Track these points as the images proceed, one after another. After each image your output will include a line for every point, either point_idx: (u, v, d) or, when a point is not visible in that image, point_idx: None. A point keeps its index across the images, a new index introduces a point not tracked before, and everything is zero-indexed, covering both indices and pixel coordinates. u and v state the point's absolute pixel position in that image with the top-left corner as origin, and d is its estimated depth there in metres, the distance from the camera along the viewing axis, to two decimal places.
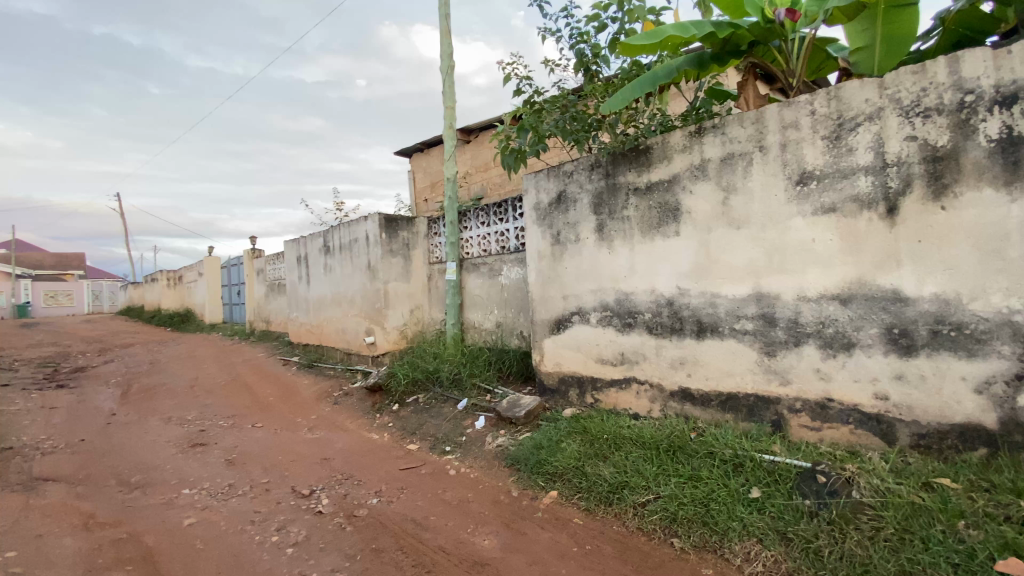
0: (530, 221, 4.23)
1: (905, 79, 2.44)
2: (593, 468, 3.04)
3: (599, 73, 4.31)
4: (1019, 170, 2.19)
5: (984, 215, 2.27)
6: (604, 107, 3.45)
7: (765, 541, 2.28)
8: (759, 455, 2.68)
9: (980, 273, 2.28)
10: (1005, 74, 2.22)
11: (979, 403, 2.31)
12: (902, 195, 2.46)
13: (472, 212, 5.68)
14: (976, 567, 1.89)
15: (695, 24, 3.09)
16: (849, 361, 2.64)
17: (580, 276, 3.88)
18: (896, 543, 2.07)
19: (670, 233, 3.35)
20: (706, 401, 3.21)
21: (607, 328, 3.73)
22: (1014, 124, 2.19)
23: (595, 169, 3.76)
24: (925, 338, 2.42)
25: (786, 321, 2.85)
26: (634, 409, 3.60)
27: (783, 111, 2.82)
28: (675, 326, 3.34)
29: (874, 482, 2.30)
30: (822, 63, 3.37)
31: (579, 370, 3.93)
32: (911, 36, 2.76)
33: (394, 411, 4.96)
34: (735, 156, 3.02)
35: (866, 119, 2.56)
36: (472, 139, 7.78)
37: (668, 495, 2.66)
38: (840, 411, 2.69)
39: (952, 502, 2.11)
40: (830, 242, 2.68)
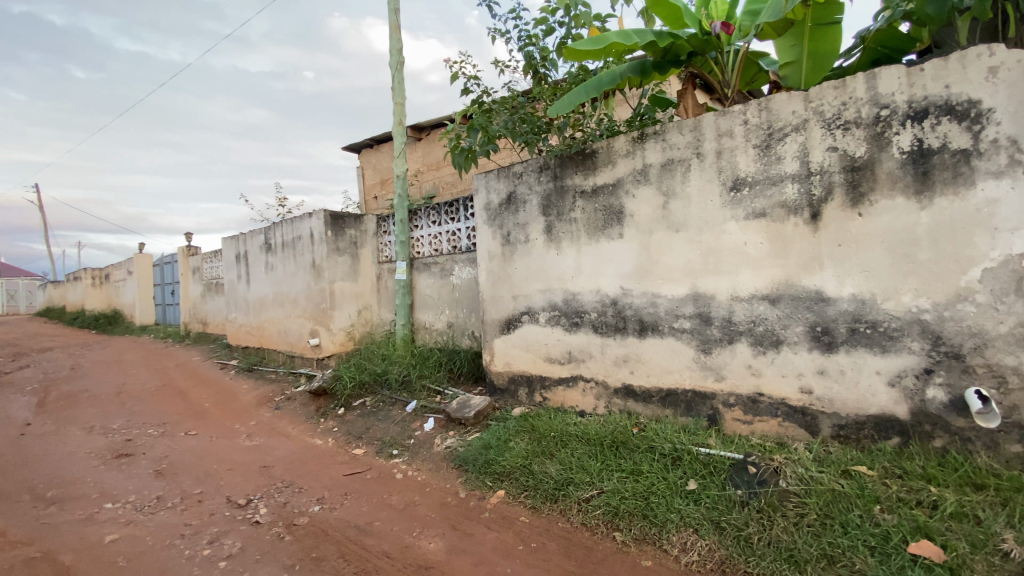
0: (480, 221, 4.23)
1: (828, 94, 2.61)
2: (540, 466, 3.07)
3: (548, 75, 4.35)
4: (926, 181, 2.38)
5: (896, 221, 2.46)
6: (552, 109, 3.53)
7: (700, 530, 2.38)
8: (696, 448, 2.79)
9: (892, 274, 2.47)
10: (916, 91, 2.39)
11: (891, 395, 2.50)
12: (824, 202, 2.63)
13: (422, 210, 5.61)
14: (889, 548, 2.04)
15: (637, 32, 3.21)
16: (777, 357, 2.81)
17: (529, 276, 3.92)
18: (818, 527, 2.21)
19: (614, 235, 3.43)
20: (648, 397, 3.32)
21: (555, 327, 3.78)
22: (924, 138, 2.38)
23: (544, 171, 3.80)
24: (844, 335, 2.61)
25: (720, 320, 2.99)
26: (581, 406, 3.67)
27: (719, 119, 2.96)
28: (620, 325, 3.43)
29: (799, 471, 2.45)
30: (756, 75, 3.55)
31: (528, 370, 3.96)
32: (834, 52, 2.97)
33: (340, 415, 4.82)
34: (675, 162, 3.13)
35: (793, 130, 2.72)
36: (423, 137, 7.68)
37: (611, 490, 2.73)
38: (769, 405, 2.85)
39: (868, 489, 2.28)
40: (760, 245, 2.84)
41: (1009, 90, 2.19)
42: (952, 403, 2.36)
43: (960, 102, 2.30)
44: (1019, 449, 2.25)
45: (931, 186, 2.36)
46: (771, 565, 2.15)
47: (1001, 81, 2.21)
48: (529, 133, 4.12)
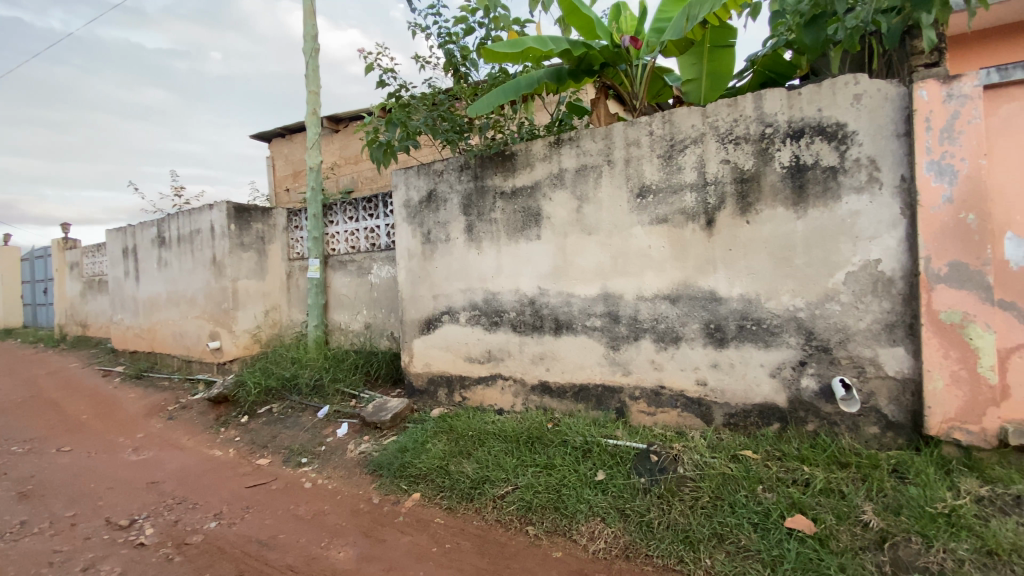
0: (400, 219, 4.14)
1: (722, 111, 2.85)
2: (457, 466, 3.07)
3: (468, 75, 4.30)
4: (801, 194, 2.66)
5: (777, 229, 2.73)
6: (472, 109, 3.53)
7: (607, 519, 2.50)
8: (604, 440, 2.93)
9: (773, 277, 2.74)
10: (795, 112, 2.66)
11: (773, 384, 2.77)
12: (718, 209, 2.87)
13: (338, 205, 5.39)
14: (769, 524, 2.26)
15: (553, 39, 3.30)
16: (677, 352, 3.02)
17: (449, 275, 3.89)
18: (711, 509, 2.40)
19: (532, 236, 3.50)
20: (563, 393, 3.43)
21: (475, 327, 3.78)
22: (800, 155, 2.65)
23: (464, 170, 3.79)
24: (733, 331, 2.86)
25: (628, 318, 3.16)
26: (499, 404, 3.71)
27: (627, 129, 3.12)
28: (537, 324, 3.51)
29: (695, 458, 2.65)
30: (661, 89, 3.77)
31: (447, 370, 3.94)
32: (727, 73, 3.26)
33: (244, 423, 4.50)
34: (588, 168, 3.27)
35: (692, 142, 2.93)
36: (340, 129, 7.36)
37: (525, 485, 2.78)
38: (670, 397, 3.06)
39: (752, 471, 2.51)
40: (663, 249, 3.04)
41: (870, 115, 2.49)
42: (822, 391, 2.65)
43: (831, 124, 2.58)
44: (874, 430, 2.57)
45: (806, 198, 2.65)
46: (669, 547, 2.30)
47: (862, 107, 2.51)
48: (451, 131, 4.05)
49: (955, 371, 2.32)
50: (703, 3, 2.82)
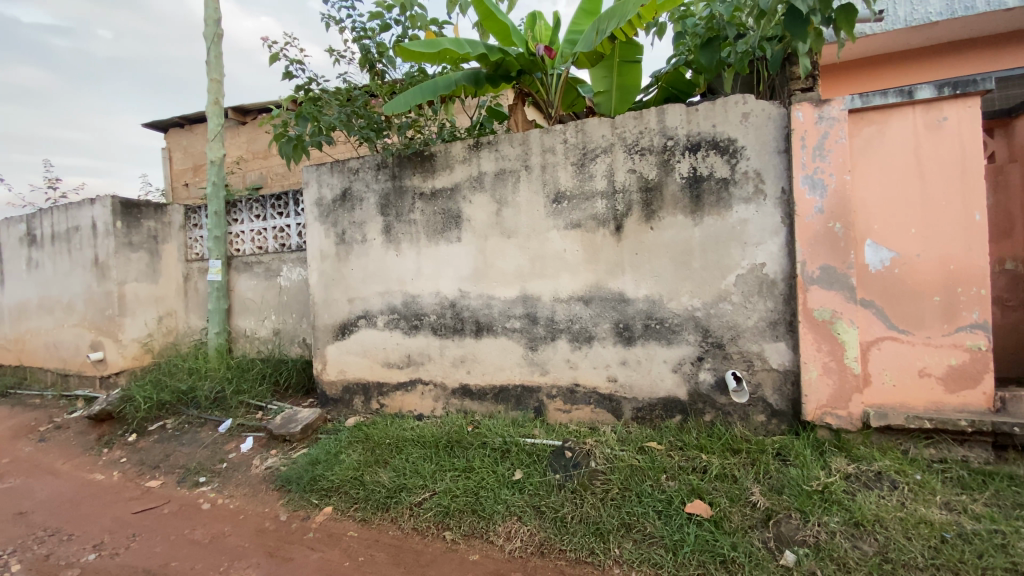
0: (312, 218, 3.94)
1: (629, 122, 3.00)
2: (372, 475, 2.97)
3: (385, 72, 4.15)
4: (698, 202, 2.88)
5: (677, 235, 2.93)
6: (388, 107, 3.45)
7: (523, 518, 2.53)
8: (522, 440, 2.99)
9: (675, 279, 2.94)
10: (693, 127, 2.87)
11: (675, 379, 2.97)
12: (626, 215, 3.03)
13: (244, 202, 5.04)
14: (672, 510, 2.42)
15: (470, 42, 3.34)
16: (590, 351, 3.14)
17: (365, 277, 3.77)
18: (620, 500, 2.52)
19: (452, 238, 3.49)
20: (483, 395, 3.45)
21: (394, 331, 3.69)
22: (697, 167, 2.87)
23: (381, 169, 3.69)
24: (640, 329, 3.02)
25: (545, 319, 3.24)
26: (419, 410, 3.65)
27: (543, 136, 3.20)
28: (457, 327, 3.49)
29: (606, 452, 2.77)
30: (575, 100, 3.89)
31: (364, 377, 3.80)
32: (635, 87, 3.46)
33: (131, 442, 4.05)
34: (506, 172, 3.31)
35: (603, 151, 3.07)
36: (248, 121, 6.87)
37: (443, 490, 2.76)
38: (583, 394, 3.18)
39: (658, 461, 2.68)
40: (577, 252, 3.15)
41: (756, 133, 2.75)
42: (717, 384, 2.88)
43: (723, 139, 2.81)
44: (761, 418, 2.82)
45: (702, 207, 2.87)
46: (581, 540, 2.38)
47: (750, 125, 2.76)
48: (369, 128, 3.95)
49: (825, 362, 2.62)
50: (610, 19, 2.98)
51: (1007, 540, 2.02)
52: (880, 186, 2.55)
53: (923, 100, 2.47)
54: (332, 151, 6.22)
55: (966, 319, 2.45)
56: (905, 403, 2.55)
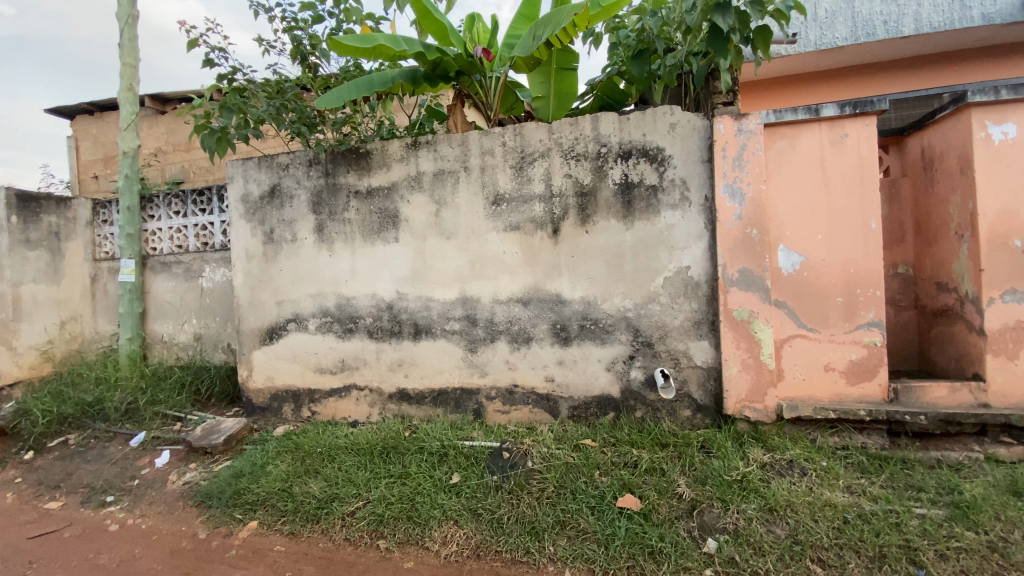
0: (236, 215, 3.73)
1: (565, 128, 3.07)
2: (301, 486, 2.85)
3: (319, 66, 3.91)
4: (630, 208, 2.99)
5: (610, 239, 3.02)
6: (320, 102, 3.32)
7: (459, 521, 2.51)
8: (460, 443, 2.97)
9: (608, 281, 3.03)
10: (625, 135, 2.98)
11: (609, 377, 3.06)
12: (563, 219, 3.09)
13: (162, 197, 4.68)
14: (604, 505, 2.49)
15: (407, 40, 3.28)
16: (529, 352, 3.18)
17: (295, 279, 3.61)
18: (556, 497, 2.56)
19: (389, 238, 3.41)
20: (421, 399, 3.39)
21: (327, 335, 3.55)
22: (629, 173, 2.97)
23: (313, 166, 3.54)
24: (576, 330, 3.09)
25: (484, 321, 3.24)
26: (353, 416, 3.54)
27: (482, 138, 3.21)
28: (395, 330, 3.42)
29: (543, 451, 2.81)
30: (515, 103, 3.91)
31: (294, 384, 3.64)
32: (572, 94, 3.54)
33: (27, 461, 3.64)
34: (446, 173, 3.29)
35: (540, 155, 3.12)
36: (168, 110, 6.38)
37: (377, 498, 2.68)
38: (522, 395, 3.21)
39: (592, 458, 2.75)
40: (515, 254, 3.18)
41: (682, 143, 2.89)
42: (647, 381, 3.00)
43: (652, 147, 2.94)
44: (687, 413, 2.96)
45: (633, 212, 2.98)
46: (517, 540, 2.39)
47: (677, 135, 2.90)
48: (301, 123, 3.77)
49: (744, 359, 2.80)
50: (547, 25, 3.02)
51: (899, 518, 2.23)
52: (792, 196, 2.76)
53: (827, 118, 2.69)
54: (262, 145, 5.91)
55: (864, 317, 2.69)
56: (813, 395, 2.76)
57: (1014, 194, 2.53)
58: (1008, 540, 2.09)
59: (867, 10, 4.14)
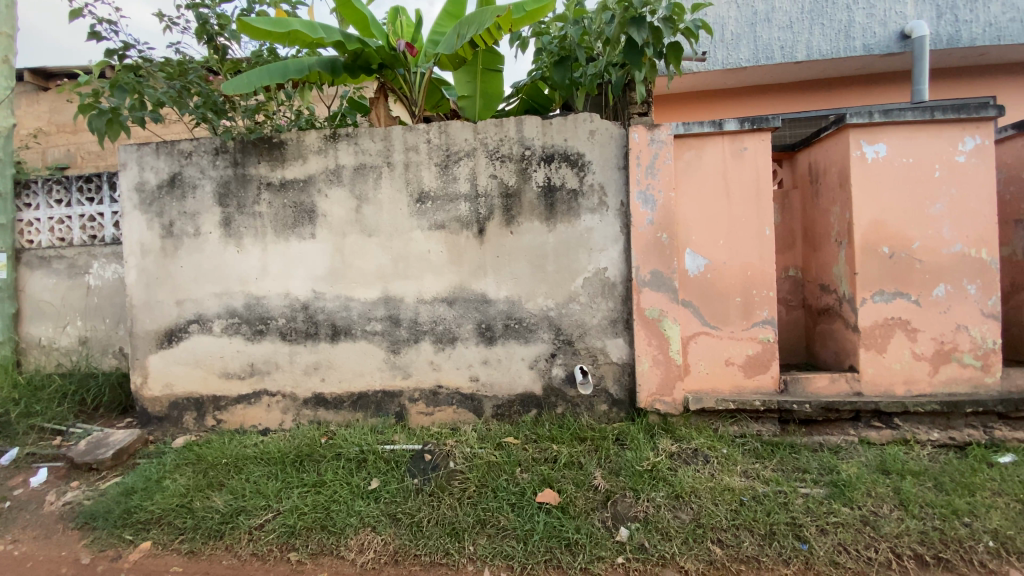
0: (129, 206, 3.38)
1: (490, 129, 3.08)
2: (203, 500, 2.65)
3: (228, 48, 3.52)
4: (552, 210, 3.05)
5: (533, 240, 3.08)
6: (226, 87, 3.08)
7: (377, 527, 2.44)
8: (379, 447, 2.90)
9: (530, 281, 3.08)
10: (547, 138, 3.04)
11: (532, 375, 3.11)
12: (488, 219, 3.10)
13: (40, 182, 4.12)
14: (524, 501, 2.53)
15: (325, 27, 3.15)
16: (453, 352, 3.16)
17: (198, 277, 3.34)
18: (477, 496, 2.57)
19: (305, 234, 3.25)
20: (339, 404, 3.27)
21: (234, 337, 3.32)
22: (551, 177, 3.04)
23: (220, 154, 3.30)
24: (501, 329, 3.12)
25: (408, 321, 3.18)
26: (264, 424, 3.34)
27: (406, 134, 3.14)
28: (311, 331, 3.26)
29: (465, 451, 2.82)
30: (439, 101, 3.88)
31: (197, 391, 3.37)
32: (497, 95, 3.56)
33: None
34: (367, 167, 3.18)
35: (465, 155, 3.11)
36: (52, 87, 5.67)
37: (288, 509, 2.55)
38: (446, 395, 3.18)
39: (514, 456, 2.79)
40: (440, 253, 3.15)
41: (600, 149, 3.00)
42: (567, 378, 3.08)
43: (573, 152, 3.02)
44: (604, 407, 3.08)
45: (556, 214, 3.05)
46: (436, 543, 2.36)
47: (596, 141, 3.00)
48: (206, 108, 3.40)
49: (655, 356, 2.95)
50: (471, 24, 3.01)
51: (787, 498, 2.46)
52: (697, 203, 2.95)
53: (729, 131, 2.90)
54: (162, 131, 5.42)
55: (759, 316, 2.93)
56: (716, 387, 2.98)
57: (883, 207, 2.86)
58: (878, 513, 2.36)
59: (767, 35, 4.52)
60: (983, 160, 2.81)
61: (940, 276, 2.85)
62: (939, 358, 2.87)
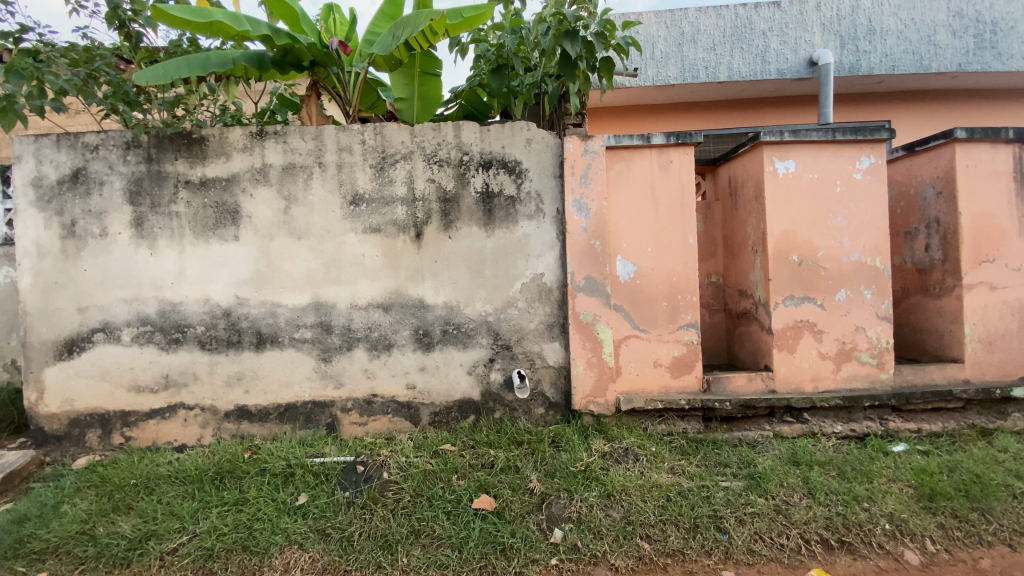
0: (23, 203, 3.05)
1: (428, 133, 3.05)
2: (108, 526, 2.43)
3: (143, 36, 3.26)
4: (490, 216, 3.07)
5: (469, 245, 3.08)
6: (138, 75, 2.85)
7: (305, 544, 2.34)
8: (308, 460, 2.79)
9: (468, 286, 3.08)
10: (485, 145, 3.05)
11: (470, 381, 3.10)
12: (425, 223, 3.07)
13: None
14: (460, 509, 2.51)
15: (251, 21, 3.01)
16: (388, 359, 3.09)
17: (105, 281, 3.07)
18: (411, 507, 2.52)
19: (228, 236, 3.07)
20: (264, 417, 3.11)
21: (145, 347, 3.08)
22: (488, 183, 3.06)
23: (131, 149, 3.06)
24: (438, 335, 3.09)
25: (340, 327, 3.08)
26: (180, 440, 3.11)
27: (339, 134, 3.05)
28: (232, 339, 3.08)
29: (400, 461, 2.77)
30: (376, 102, 3.82)
31: (102, 406, 3.10)
32: (435, 99, 3.53)
33: None
34: (296, 167, 3.06)
35: (402, 157, 3.06)
36: None
37: (206, 530, 2.39)
38: (381, 404, 3.11)
39: (450, 463, 2.77)
40: (375, 257, 3.08)
41: (537, 157, 3.05)
42: (505, 383, 3.11)
43: (510, 159, 3.06)
44: (541, 410, 3.12)
45: (494, 220, 3.06)
46: (368, 556, 2.29)
47: (533, 150, 3.05)
48: (116, 99, 3.07)
49: (589, 359, 3.04)
50: (406, 26, 2.97)
51: (709, 491, 2.60)
52: (628, 211, 3.07)
53: (657, 145, 3.04)
54: (66, 122, 4.95)
55: (684, 319, 3.09)
56: (645, 388, 3.10)
57: (793, 218, 3.11)
58: (789, 502, 2.54)
59: (693, 56, 4.80)
60: (877, 178, 3.13)
61: (841, 282, 3.13)
62: (841, 357, 3.14)
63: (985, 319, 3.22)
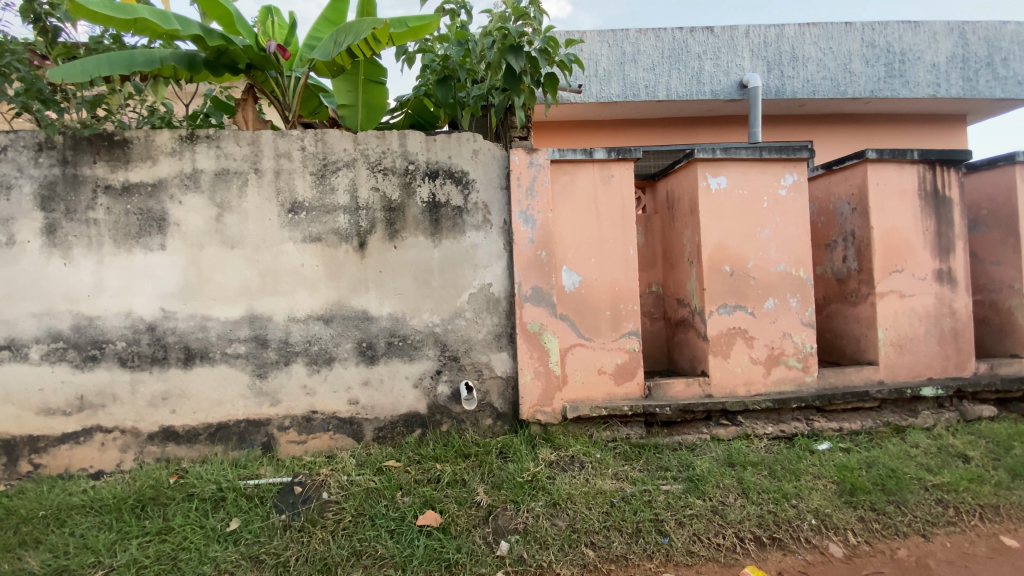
0: None
1: (372, 141, 3.01)
2: (12, 563, 2.21)
3: (61, 31, 3.04)
4: (436, 226, 3.05)
5: (414, 255, 3.04)
6: (53, 71, 2.63)
7: (236, 572, 2.22)
8: (241, 483, 2.64)
9: (413, 296, 3.04)
10: (431, 155, 3.04)
11: (416, 394, 3.06)
12: (369, 233, 3.01)
13: None
14: (404, 526, 2.46)
15: (180, 19, 2.88)
16: (330, 374, 2.99)
17: (11, 294, 2.81)
18: (352, 527, 2.44)
19: (153, 245, 2.89)
20: (193, 438, 2.93)
21: (57, 365, 2.83)
22: (434, 193, 3.04)
23: (44, 151, 2.83)
24: (383, 347, 3.02)
25: (277, 342, 2.96)
26: (96, 466, 2.87)
27: (277, 139, 2.95)
28: (158, 356, 2.89)
29: (341, 479, 2.68)
30: (317, 108, 3.72)
31: (6, 432, 2.82)
32: (380, 107, 3.47)
33: None
34: (230, 173, 2.93)
35: (345, 165, 3.00)
36: None
37: (124, 563, 2.22)
38: (321, 421, 3.00)
39: (394, 479, 2.70)
40: (315, 268, 2.98)
41: (483, 168, 3.07)
42: (452, 395, 3.08)
43: (457, 170, 3.06)
44: (488, 421, 3.11)
45: (440, 230, 3.05)
46: None
47: (479, 161, 3.07)
48: (28, 97, 2.82)
49: (536, 368, 3.07)
50: (347, 33, 2.92)
51: (650, 496, 2.67)
52: (572, 223, 3.14)
53: (599, 159, 3.13)
54: None
55: (626, 328, 3.18)
56: (590, 395, 3.16)
57: (725, 231, 3.28)
58: (724, 503, 2.65)
59: (634, 74, 5.00)
60: (800, 194, 3.36)
61: (770, 291, 3.32)
62: (771, 362, 3.33)
63: (896, 324, 3.51)
